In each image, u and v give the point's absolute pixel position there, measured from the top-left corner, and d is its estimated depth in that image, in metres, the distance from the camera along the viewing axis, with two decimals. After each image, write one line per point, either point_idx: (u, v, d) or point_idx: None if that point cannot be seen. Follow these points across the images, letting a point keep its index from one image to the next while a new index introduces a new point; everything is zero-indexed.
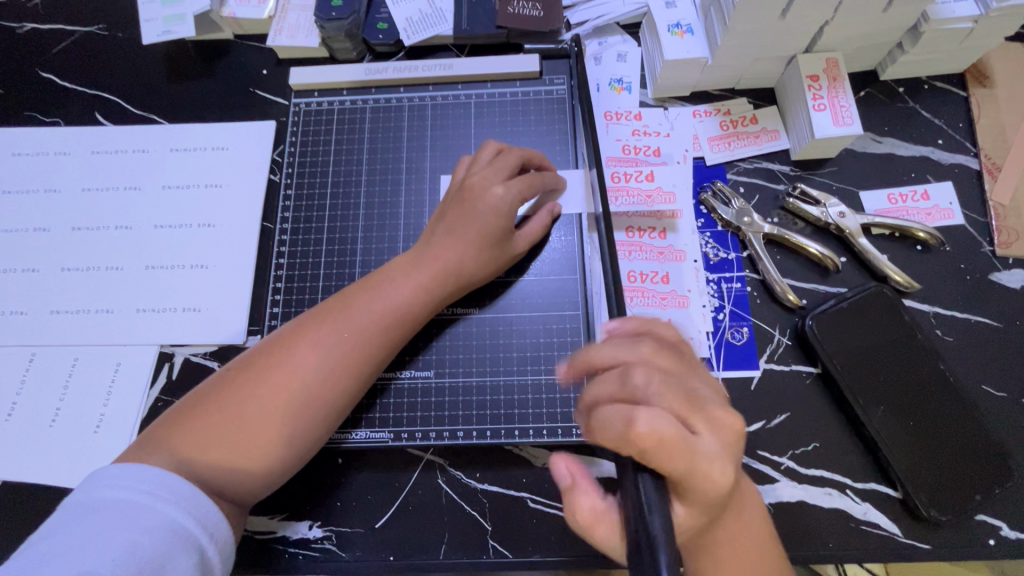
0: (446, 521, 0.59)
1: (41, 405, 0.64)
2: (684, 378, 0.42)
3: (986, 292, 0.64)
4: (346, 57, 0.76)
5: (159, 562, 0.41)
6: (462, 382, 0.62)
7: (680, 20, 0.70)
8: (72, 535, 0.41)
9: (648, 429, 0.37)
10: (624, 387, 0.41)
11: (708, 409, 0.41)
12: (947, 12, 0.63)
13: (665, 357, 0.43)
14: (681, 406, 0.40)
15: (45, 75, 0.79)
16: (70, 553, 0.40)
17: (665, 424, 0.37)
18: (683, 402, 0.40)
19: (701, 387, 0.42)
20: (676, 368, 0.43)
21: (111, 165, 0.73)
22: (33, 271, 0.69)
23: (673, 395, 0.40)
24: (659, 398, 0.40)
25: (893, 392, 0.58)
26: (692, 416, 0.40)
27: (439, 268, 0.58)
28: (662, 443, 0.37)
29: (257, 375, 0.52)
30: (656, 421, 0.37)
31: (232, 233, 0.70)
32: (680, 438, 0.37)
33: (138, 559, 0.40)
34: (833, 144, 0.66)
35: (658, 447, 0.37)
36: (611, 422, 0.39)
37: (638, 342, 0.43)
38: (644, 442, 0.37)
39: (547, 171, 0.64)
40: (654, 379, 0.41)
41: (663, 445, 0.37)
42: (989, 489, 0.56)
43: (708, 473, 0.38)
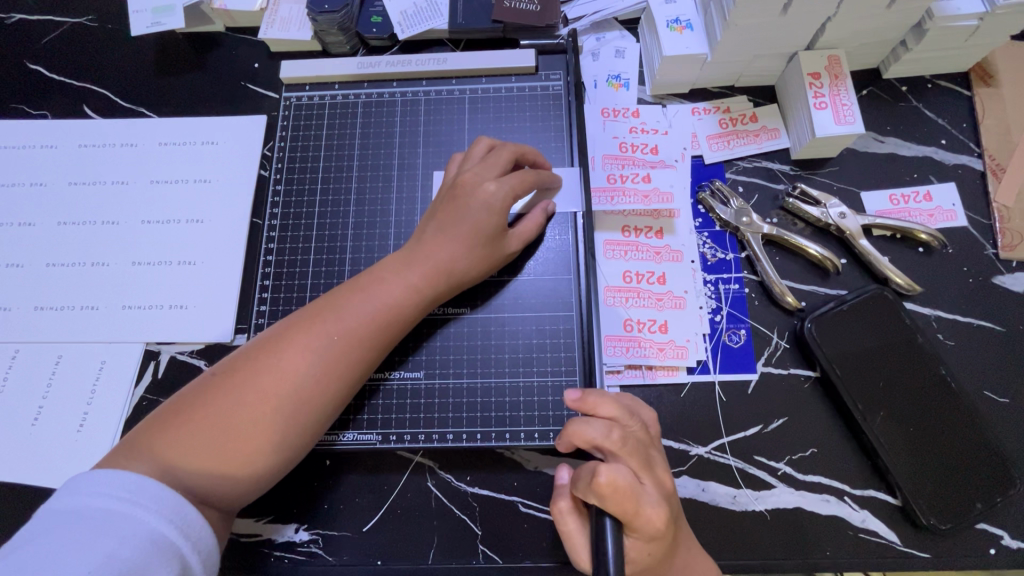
0: (435, 525, 0.58)
1: (24, 403, 0.62)
2: (647, 445, 0.49)
3: (988, 295, 0.63)
4: (339, 51, 0.75)
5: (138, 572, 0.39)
6: (453, 383, 0.60)
7: (679, 15, 0.68)
8: (47, 545, 0.39)
9: (606, 480, 0.43)
10: (599, 445, 0.47)
11: (656, 471, 0.49)
12: (952, 9, 0.62)
13: (638, 427, 0.50)
14: (637, 465, 0.47)
15: (32, 67, 0.77)
16: (44, 563, 0.38)
17: (622, 478, 0.44)
18: (639, 460, 0.47)
19: (654, 453, 0.50)
20: (643, 435, 0.50)
21: (98, 159, 0.72)
22: (16, 266, 0.68)
23: (632, 455, 0.47)
24: (622, 455, 0.47)
25: (893, 398, 0.57)
26: (642, 472, 0.47)
27: (430, 267, 0.57)
28: (616, 492, 0.43)
29: (245, 379, 0.50)
30: (615, 473, 0.44)
31: (220, 230, 0.68)
32: (631, 490, 0.44)
33: (117, 570, 0.39)
34: (834, 143, 0.65)
35: (613, 495, 0.43)
36: (584, 472, 0.46)
37: (623, 408, 0.50)
38: (602, 489, 0.43)
39: (543, 168, 0.62)
40: (625, 440, 0.47)
41: (617, 495, 0.43)
42: (990, 497, 0.55)
43: (650, 518, 0.44)
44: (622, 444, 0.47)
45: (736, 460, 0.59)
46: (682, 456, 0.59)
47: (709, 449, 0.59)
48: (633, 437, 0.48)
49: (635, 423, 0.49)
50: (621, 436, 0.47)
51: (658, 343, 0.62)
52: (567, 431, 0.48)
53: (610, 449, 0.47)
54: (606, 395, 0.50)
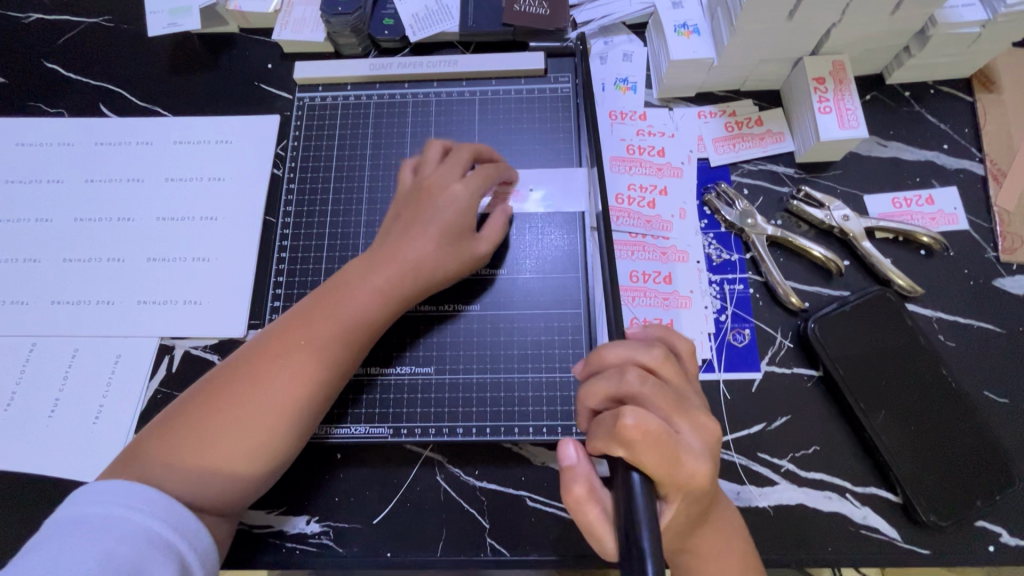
0: (444, 518, 0.59)
1: (41, 395, 0.64)
2: (681, 387, 0.46)
3: (989, 298, 0.64)
4: (351, 53, 0.76)
5: (137, 569, 0.40)
6: (462, 378, 0.61)
7: (686, 20, 0.70)
8: (47, 552, 0.40)
9: (635, 423, 0.41)
10: (621, 390, 0.44)
11: (693, 412, 0.45)
12: (955, 17, 0.63)
13: (670, 366, 0.46)
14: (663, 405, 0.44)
15: (50, 66, 0.79)
16: (46, 567, 0.39)
17: (652, 422, 0.41)
18: (671, 405, 0.44)
19: (684, 393, 0.46)
20: (677, 377, 0.46)
21: (114, 157, 0.73)
22: (33, 262, 0.69)
23: (663, 399, 0.44)
24: (649, 399, 0.44)
25: (895, 397, 0.58)
26: (677, 418, 0.44)
27: (397, 268, 0.57)
28: (648, 437, 0.41)
29: (219, 391, 0.52)
30: (644, 418, 0.41)
31: (234, 226, 0.70)
32: (666, 436, 0.41)
33: (114, 568, 0.40)
34: (838, 147, 0.66)
35: (643, 441, 0.40)
36: (604, 419, 0.43)
37: (644, 346, 0.47)
38: (631, 435, 0.41)
39: (500, 162, 0.64)
40: (647, 381, 0.44)
41: (650, 441, 0.41)
42: (990, 494, 0.56)
43: (692, 472, 0.42)
44: (647, 386, 0.44)
45: (740, 457, 0.60)
46: None
47: None
48: (659, 379, 0.45)
49: (657, 362, 0.46)
50: (641, 376, 0.44)
51: None
52: (584, 393, 0.46)
53: (635, 392, 0.44)
54: (620, 341, 0.47)
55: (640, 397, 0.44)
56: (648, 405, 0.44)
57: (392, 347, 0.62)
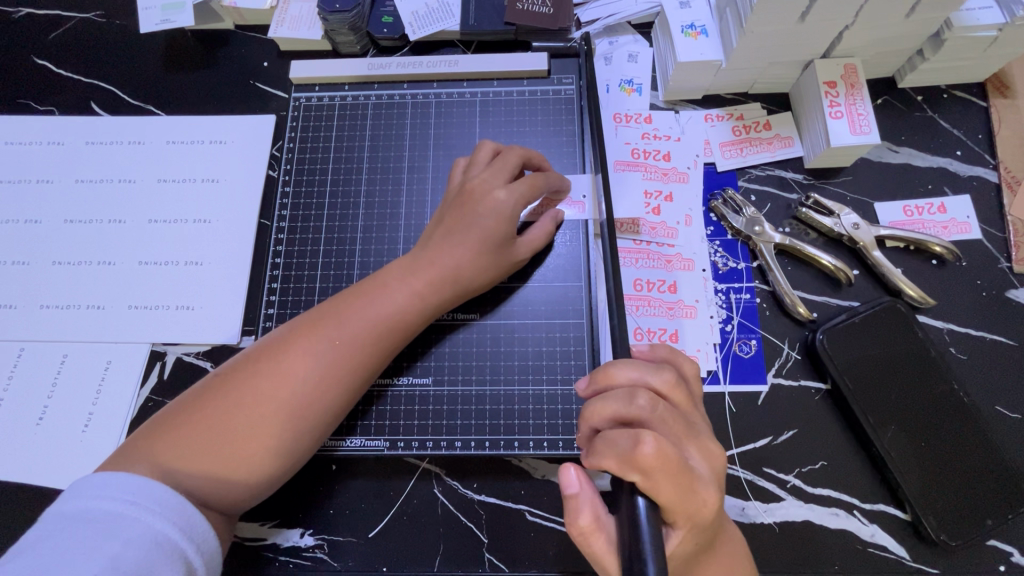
0: (441, 532, 0.58)
1: (30, 402, 0.62)
2: (689, 411, 0.45)
3: (1002, 309, 0.62)
4: (349, 51, 0.74)
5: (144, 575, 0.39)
6: (462, 390, 0.60)
7: (694, 21, 0.68)
8: (54, 547, 0.39)
9: (653, 452, 0.39)
10: (629, 413, 0.43)
11: (702, 439, 0.44)
12: (972, 19, 0.61)
13: (679, 391, 0.44)
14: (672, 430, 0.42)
15: (39, 62, 0.77)
16: (52, 565, 0.38)
17: (670, 450, 0.39)
18: (682, 431, 0.43)
19: (692, 417, 0.45)
20: (686, 402, 0.45)
21: (105, 157, 0.71)
22: (22, 264, 0.67)
23: (672, 424, 0.42)
24: (659, 423, 0.42)
25: (905, 412, 0.57)
26: (687, 444, 0.43)
27: (436, 274, 0.56)
28: (666, 466, 0.39)
29: (245, 383, 0.50)
30: (662, 445, 0.39)
31: (228, 230, 0.68)
32: (682, 464, 0.40)
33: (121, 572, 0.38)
34: (848, 153, 0.64)
35: (660, 468, 0.39)
36: (616, 440, 0.41)
37: (653, 367, 0.45)
38: (648, 463, 0.39)
39: (549, 172, 0.61)
40: (658, 405, 0.42)
41: (668, 469, 0.39)
42: (1002, 514, 0.55)
43: (703, 500, 0.41)
44: (657, 410, 0.42)
45: (746, 472, 0.58)
46: None
47: None
48: (669, 405, 0.43)
49: (668, 387, 0.44)
50: (652, 400, 0.43)
51: None
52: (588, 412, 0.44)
53: (645, 417, 0.42)
54: (626, 360, 0.46)
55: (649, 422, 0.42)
56: (659, 430, 0.42)
57: (403, 357, 0.61)
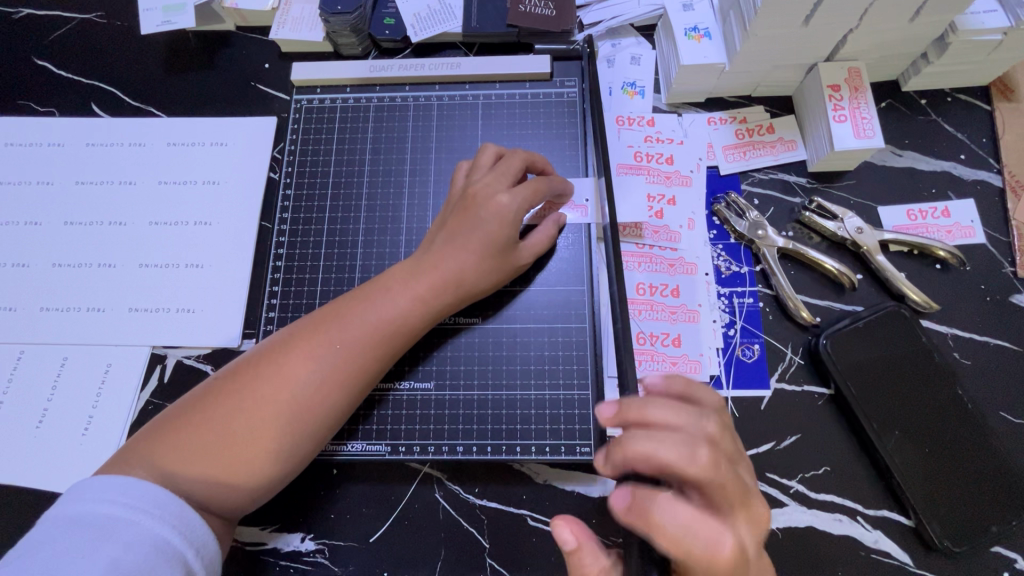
0: (443, 537, 0.57)
1: (29, 405, 0.62)
2: (736, 467, 0.43)
3: (1005, 314, 0.62)
4: (350, 53, 0.74)
5: None
6: (464, 395, 0.59)
7: (697, 23, 0.67)
8: (54, 551, 0.39)
9: (712, 544, 0.38)
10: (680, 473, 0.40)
11: (749, 500, 0.42)
12: (977, 23, 0.61)
13: (726, 445, 0.42)
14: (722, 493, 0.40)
15: (39, 63, 0.76)
16: (52, 569, 0.38)
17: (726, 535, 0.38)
18: (736, 498, 0.40)
19: (739, 473, 0.42)
20: (731, 456, 0.43)
21: (106, 159, 0.71)
22: (22, 266, 0.67)
23: (728, 492, 0.40)
24: (714, 488, 0.40)
25: (909, 418, 0.57)
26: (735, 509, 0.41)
27: (439, 278, 0.55)
28: (720, 549, 0.38)
29: (246, 386, 0.50)
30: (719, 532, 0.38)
31: (229, 232, 0.68)
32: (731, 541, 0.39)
33: None
34: (852, 157, 0.64)
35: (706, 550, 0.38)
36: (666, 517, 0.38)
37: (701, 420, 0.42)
38: (706, 552, 0.38)
39: (552, 175, 0.61)
40: (715, 466, 0.40)
41: (720, 552, 0.38)
42: (1005, 520, 0.54)
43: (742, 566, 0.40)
44: (719, 480, 0.40)
45: None
46: None
47: None
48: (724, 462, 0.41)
49: (720, 446, 0.42)
50: (711, 463, 0.40)
51: (671, 357, 0.61)
52: (630, 458, 0.41)
53: (700, 479, 0.40)
54: (674, 407, 0.42)
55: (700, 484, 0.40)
56: (713, 493, 0.40)
57: (404, 361, 0.60)
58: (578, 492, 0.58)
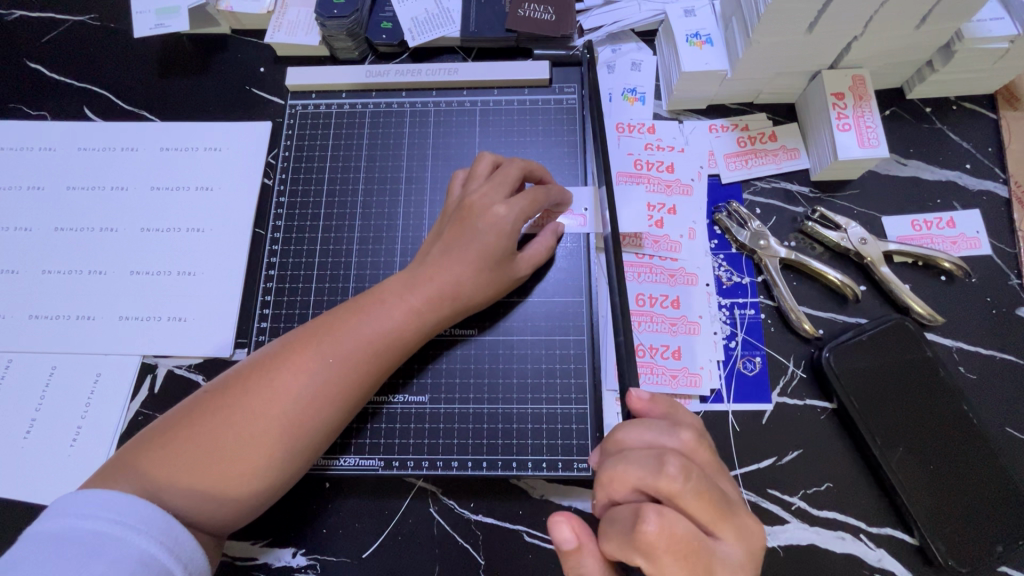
0: (437, 553, 0.56)
1: (16, 414, 0.61)
2: (713, 476, 0.43)
3: (1011, 327, 0.61)
4: (347, 57, 0.73)
5: None
6: (459, 408, 0.58)
7: (699, 29, 0.66)
8: (36, 567, 0.38)
9: (658, 530, 0.38)
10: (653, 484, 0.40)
11: (730, 515, 0.41)
12: (984, 31, 0.60)
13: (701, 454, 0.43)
14: (695, 500, 0.40)
15: (32, 66, 0.75)
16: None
17: (676, 526, 0.38)
18: (708, 508, 0.40)
19: (716, 482, 0.42)
20: (707, 466, 0.43)
21: (98, 164, 0.70)
22: (11, 273, 0.66)
23: (692, 497, 0.40)
24: (685, 495, 0.40)
25: (914, 434, 0.55)
26: (710, 521, 0.40)
27: (435, 290, 0.54)
28: (670, 541, 0.38)
29: (236, 400, 0.49)
30: (669, 521, 0.38)
31: (222, 239, 0.66)
32: (689, 538, 0.38)
33: None
34: (856, 166, 0.63)
35: (671, 551, 0.38)
36: (622, 515, 0.40)
37: (672, 430, 0.43)
38: (653, 542, 0.38)
39: (551, 184, 0.60)
40: (687, 474, 0.40)
41: (674, 548, 0.38)
42: (1012, 540, 0.53)
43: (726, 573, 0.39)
44: (682, 484, 0.40)
45: (750, 493, 0.57)
46: None
47: None
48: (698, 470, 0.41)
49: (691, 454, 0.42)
50: (681, 469, 0.40)
51: (671, 370, 0.60)
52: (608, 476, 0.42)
53: (672, 487, 0.40)
54: (645, 423, 0.44)
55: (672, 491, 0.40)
56: (683, 500, 0.40)
57: (398, 373, 0.59)
58: (575, 508, 0.57)
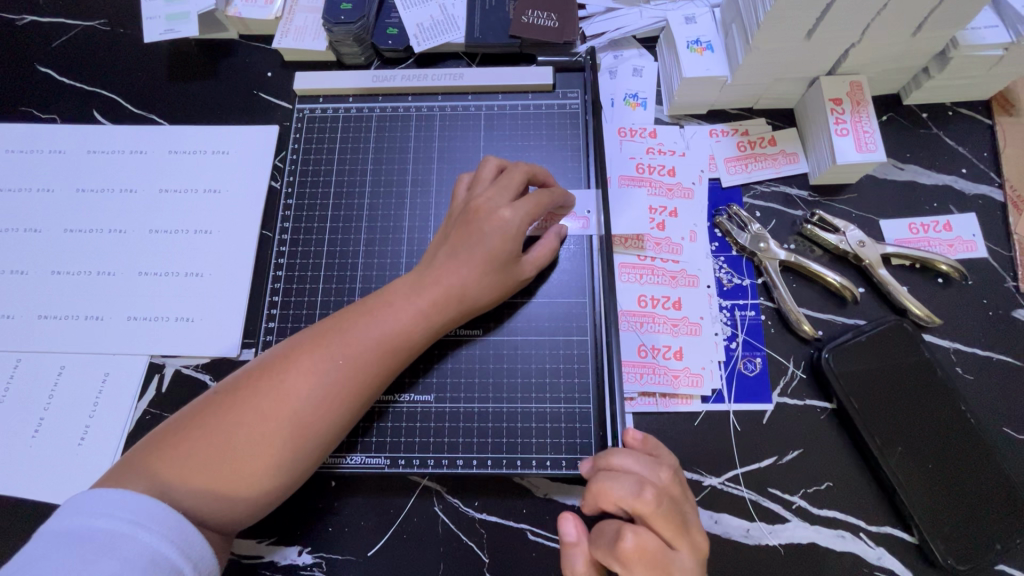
0: (442, 551, 0.57)
1: (25, 414, 0.61)
2: (681, 502, 0.47)
3: (1008, 329, 0.62)
4: (353, 62, 0.74)
5: None
6: (464, 407, 0.59)
7: (700, 36, 0.67)
8: (50, 566, 0.38)
9: (633, 545, 0.43)
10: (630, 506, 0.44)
11: (690, 533, 0.45)
12: (978, 38, 0.61)
13: (674, 486, 0.47)
14: (663, 523, 0.44)
15: (43, 70, 0.76)
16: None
17: (650, 542, 0.43)
18: (673, 527, 0.44)
19: (683, 507, 0.46)
20: (678, 493, 0.47)
21: (107, 166, 0.71)
22: (21, 274, 0.67)
23: (663, 519, 0.44)
24: (655, 518, 0.44)
25: (912, 434, 0.56)
26: (676, 540, 0.44)
27: (442, 293, 0.55)
28: (645, 556, 0.42)
29: (247, 400, 0.50)
30: (643, 539, 0.43)
31: (229, 240, 0.67)
32: (660, 554, 0.43)
33: None
34: (854, 170, 0.64)
35: (642, 564, 0.42)
36: (607, 531, 0.45)
37: (652, 463, 0.47)
38: (628, 555, 0.42)
39: (554, 188, 0.61)
40: (659, 500, 0.44)
41: (646, 562, 0.42)
42: (1010, 538, 0.54)
43: None
44: (656, 508, 0.44)
45: (750, 492, 0.58)
46: (695, 486, 0.58)
47: (723, 480, 0.58)
48: (668, 497, 0.45)
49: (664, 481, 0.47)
50: (655, 495, 0.44)
51: (673, 370, 0.61)
52: (592, 492, 0.46)
53: (645, 510, 0.44)
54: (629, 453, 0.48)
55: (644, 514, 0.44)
56: (655, 522, 0.44)
57: (404, 372, 0.60)
58: (578, 506, 0.57)
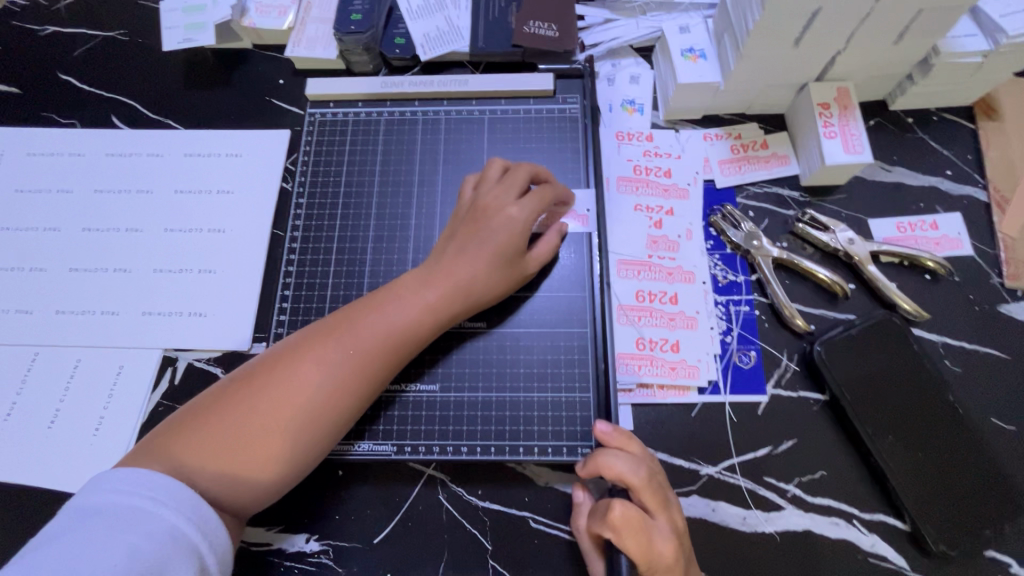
0: (446, 538, 0.58)
1: (42, 404, 0.63)
2: (665, 487, 0.51)
3: (994, 323, 0.64)
4: (362, 70, 0.77)
5: (160, 566, 0.40)
6: (469, 397, 0.61)
7: (693, 45, 0.71)
8: (73, 538, 0.40)
9: (621, 514, 0.45)
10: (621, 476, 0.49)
11: (673, 509, 0.49)
12: (957, 46, 0.64)
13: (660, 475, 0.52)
14: (649, 495, 0.48)
15: (64, 77, 0.80)
16: (76, 554, 0.39)
17: (635, 512, 0.46)
18: (657, 499, 0.48)
19: (666, 493, 0.50)
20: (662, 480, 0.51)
21: (125, 168, 0.74)
22: (40, 270, 0.69)
23: (651, 493, 0.49)
24: (643, 490, 0.48)
25: (903, 422, 0.58)
26: (660, 511, 0.48)
27: (450, 286, 0.57)
28: (632, 525, 0.45)
29: (261, 388, 0.51)
30: (629, 507, 0.46)
31: (242, 238, 0.70)
32: (644, 524, 0.46)
33: (138, 564, 0.39)
34: (842, 171, 0.67)
35: (627, 529, 0.45)
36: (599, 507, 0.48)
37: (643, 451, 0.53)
38: (616, 522, 0.45)
39: (556, 186, 0.63)
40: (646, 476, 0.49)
41: (632, 529, 0.45)
42: (1000, 524, 0.55)
43: (662, 551, 0.46)
44: (648, 483, 0.49)
45: (746, 481, 0.59)
46: (693, 475, 0.59)
47: (720, 469, 0.60)
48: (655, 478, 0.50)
49: (654, 466, 0.51)
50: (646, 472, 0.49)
51: (670, 362, 0.63)
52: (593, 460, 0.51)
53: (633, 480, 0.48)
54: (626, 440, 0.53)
55: (633, 483, 0.48)
56: (642, 495, 0.48)
57: (410, 363, 0.62)
58: None
